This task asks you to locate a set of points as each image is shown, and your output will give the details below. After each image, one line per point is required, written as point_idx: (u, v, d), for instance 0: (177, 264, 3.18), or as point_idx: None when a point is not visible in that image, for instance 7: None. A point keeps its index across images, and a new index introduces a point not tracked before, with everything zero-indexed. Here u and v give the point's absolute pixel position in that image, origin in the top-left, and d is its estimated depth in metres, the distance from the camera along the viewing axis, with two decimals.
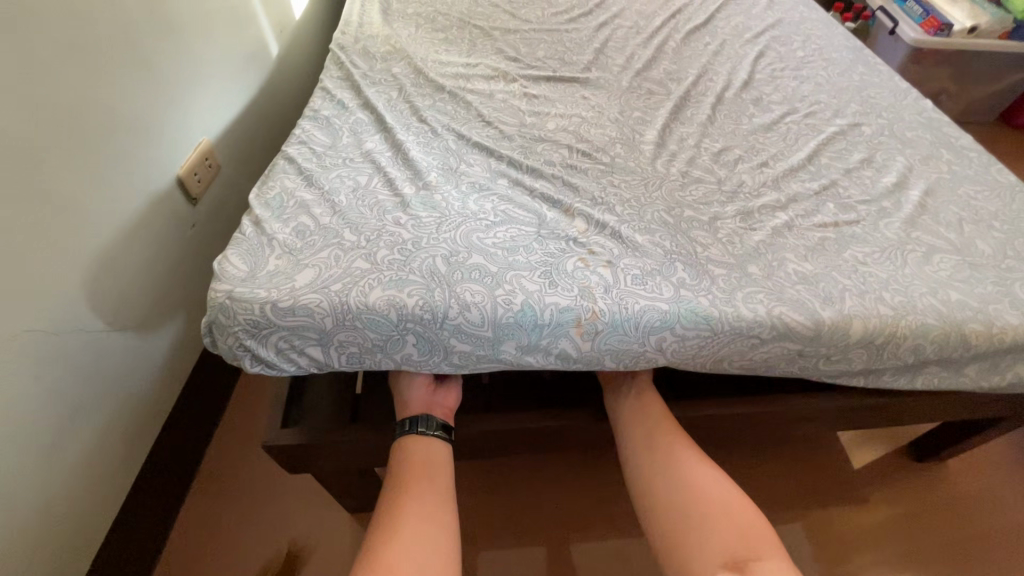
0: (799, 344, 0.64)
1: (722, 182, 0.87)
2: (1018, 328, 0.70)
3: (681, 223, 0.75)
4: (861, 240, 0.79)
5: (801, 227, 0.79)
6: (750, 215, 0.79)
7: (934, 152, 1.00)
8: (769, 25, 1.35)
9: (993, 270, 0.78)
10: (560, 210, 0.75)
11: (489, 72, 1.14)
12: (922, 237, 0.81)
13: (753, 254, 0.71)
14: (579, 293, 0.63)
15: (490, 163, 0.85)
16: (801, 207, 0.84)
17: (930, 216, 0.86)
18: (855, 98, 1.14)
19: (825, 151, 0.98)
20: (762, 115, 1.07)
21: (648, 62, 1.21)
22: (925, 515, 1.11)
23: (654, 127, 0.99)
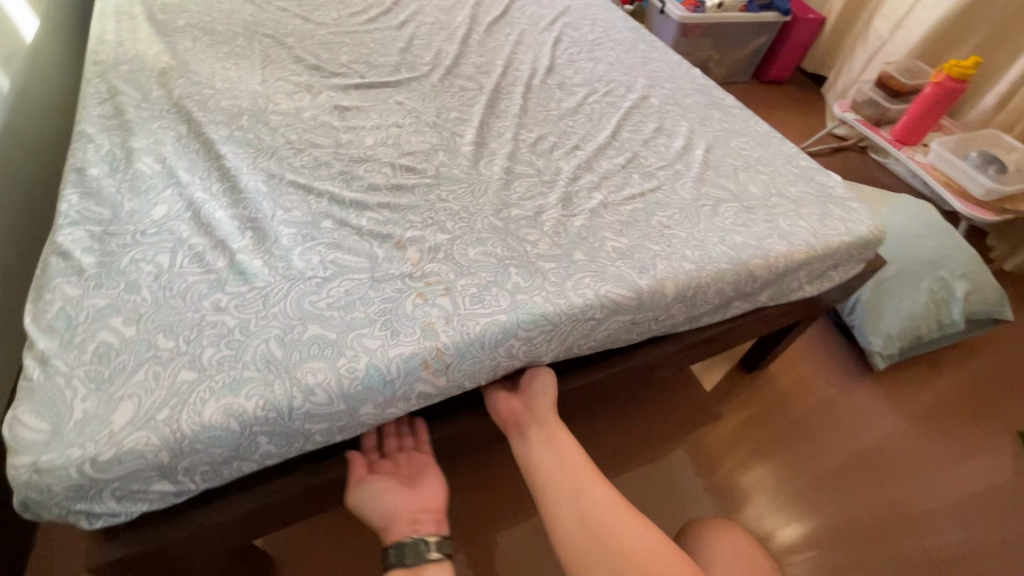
0: (628, 313, 0.72)
1: (541, 171, 0.93)
2: (785, 254, 0.87)
3: (508, 225, 0.78)
4: (664, 204, 0.90)
5: (615, 204, 0.87)
6: (570, 201, 0.86)
7: (708, 114, 1.17)
8: (560, 13, 1.44)
9: (762, 210, 0.95)
10: (392, 245, 0.72)
11: (291, 85, 1.05)
12: (709, 191, 0.96)
13: (577, 240, 0.78)
14: (421, 334, 0.62)
15: (309, 205, 0.79)
16: (613, 182, 0.93)
17: (713, 171, 1.02)
18: (642, 73, 1.27)
19: (625, 126, 1.09)
20: (567, 99, 1.14)
21: (456, 57, 1.22)
22: (768, 411, 1.34)
23: (472, 125, 1.01)
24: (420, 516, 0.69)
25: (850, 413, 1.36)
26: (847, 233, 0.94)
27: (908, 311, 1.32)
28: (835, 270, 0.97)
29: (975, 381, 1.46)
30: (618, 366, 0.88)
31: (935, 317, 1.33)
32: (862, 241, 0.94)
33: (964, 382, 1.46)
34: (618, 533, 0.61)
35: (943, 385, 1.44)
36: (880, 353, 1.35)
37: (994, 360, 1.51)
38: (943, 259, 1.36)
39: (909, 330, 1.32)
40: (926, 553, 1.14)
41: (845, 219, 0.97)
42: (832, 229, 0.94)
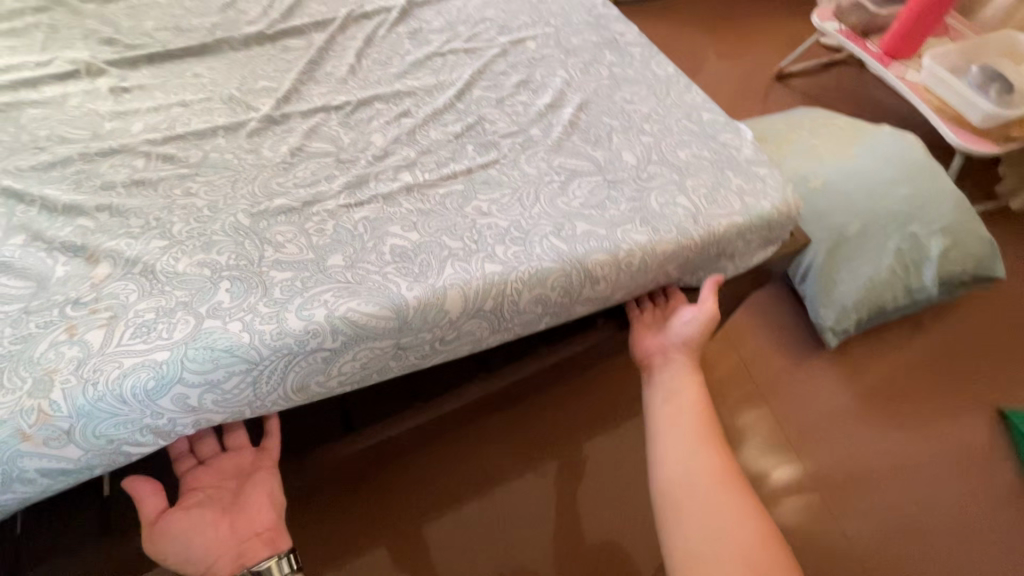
0: (385, 339, 0.56)
1: (344, 147, 0.71)
2: (645, 246, 0.67)
3: (257, 221, 0.59)
4: (494, 184, 0.70)
5: (423, 186, 0.67)
6: (360, 185, 0.66)
7: (596, 57, 0.93)
8: None
9: (632, 181, 0.73)
10: (81, 261, 0.54)
11: (68, 66, 0.87)
12: (565, 163, 0.74)
13: (348, 238, 0.59)
14: (28, 388, 0.46)
15: (9, 217, 0.58)
16: (432, 159, 0.72)
17: (579, 133, 0.79)
18: (524, 7, 1.02)
19: (480, 80, 0.86)
20: (416, 50, 0.91)
21: (291, 8, 1.00)
22: (750, 364, 1.18)
23: (277, 95, 0.80)
24: (245, 548, 0.59)
25: (808, 385, 1.16)
26: (743, 213, 0.72)
27: (867, 276, 1.11)
28: (730, 262, 0.76)
29: (950, 343, 1.25)
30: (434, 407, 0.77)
31: (901, 282, 1.12)
32: (761, 221, 0.73)
33: (936, 346, 1.25)
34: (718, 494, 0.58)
35: (916, 348, 1.24)
36: (832, 331, 1.13)
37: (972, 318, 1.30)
38: (916, 211, 1.13)
39: (866, 302, 1.11)
40: (922, 512, 1.03)
41: (743, 190, 0.75)
42: (720, 207, 0.73)
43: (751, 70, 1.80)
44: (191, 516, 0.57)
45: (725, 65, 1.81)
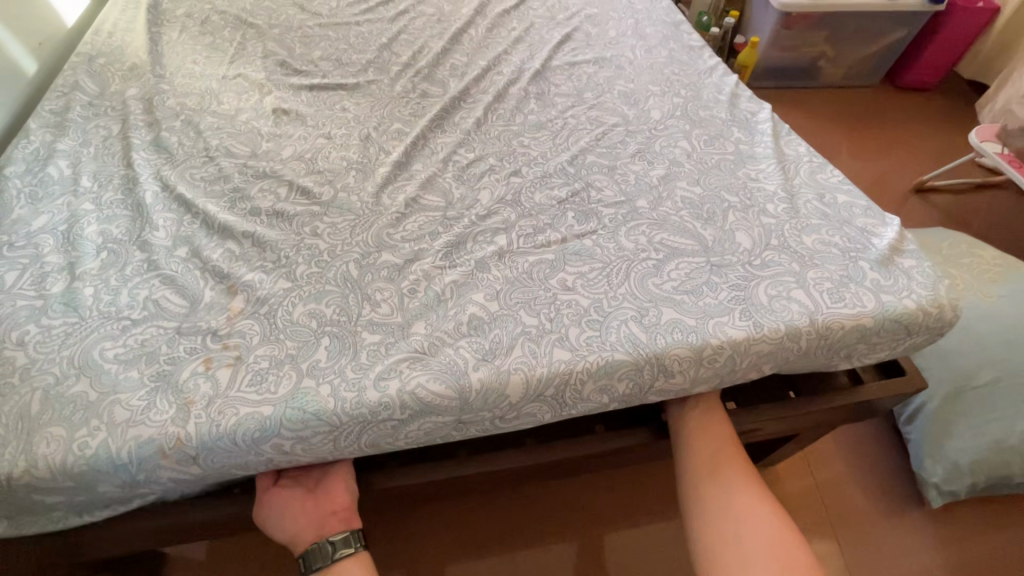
0: (448, 416, 0.58)
1: (451, 205, 0.77)
2: (738, 343, 0.62)
3: (364, 275, 0.67)
4: (585, 256, 0.69)
5: (516, 253, 0.70)
6: (459, 244, 0.70)
7: (724, 133, 0.87)
8: (587, 3, 1.23)
9: (740, 269, 0.68)
10: (224, 287, 0.65)
11: (244, 84, 1.01)
12: (667, 240, 0.71)
13: (434, 303, 0.64)
14: (171, 416, 0.54)
15: (179, 226, 0.74)
16: (532, 224, 0.74)
17: (691, 209, 0.75)
18: (656, 77, 1.01)
19: (596, 148, 0.86)
20: (540, 112, 0.95)
21: (436, 56, 1.08)
22: (834, 490, 1.06)
23: (406, 141, 0.88)
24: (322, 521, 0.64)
25: (895, 534, 1.02)
26: (875, 314, 0.64)
27: (993, 437, 0.96)
28: (837, 363, 0.69)
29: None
30: (469, 468, 0.71)
31: None
32: (895, 323, 0.65)
33: None
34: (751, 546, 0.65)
35: None
36: (937, 488, 0.98)
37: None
38: None
39: (988, 467, 0.96)
40: None
41: (878, 287, 0.67)
42: (844, 305, 0.65)
43: (889, 179, 1.70)
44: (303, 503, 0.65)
45: (859, 171, 1.72)
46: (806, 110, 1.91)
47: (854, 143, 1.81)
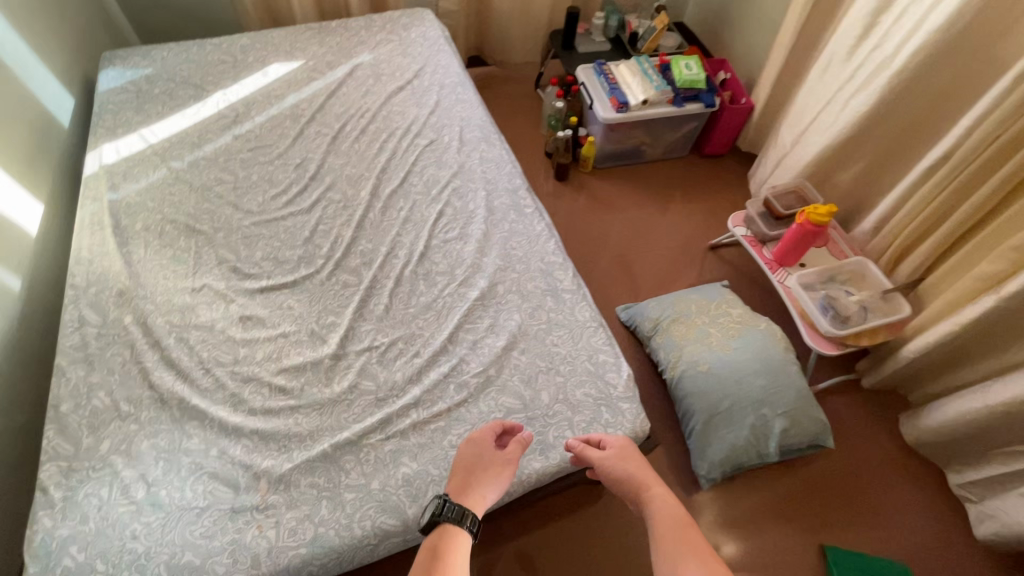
0: (397, 535, 1.08)
1: (379, 387, 1.26)
2: (539, 470, 1.16)
3: (335, 450, 1.16)
4: (461, 420, 1.22)
5: (422, 423, 1.21)
6: (388, 420, 1.21)
7: (541, 302, 1.42)
8: (452, 175, 1.71)
9: (540, 419, 1.23)
10: (251, 474, 1.12)
11: (210, 294, 1.40)
12: (504, 401, 1.25)
13: (380, 467, 1.15)
14: (249, 563, 1.02)
15: (205, 430, 1.18)
16: (430, 398, 1.25)
17: (519, 374, 1.29)
18: (501, 250, 1.52)
19: (464, 324, 1.37)
20: (426, 292, 1.44)
21: (348, 245, 1.52)
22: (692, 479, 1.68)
23: (340, 331, 1.35)
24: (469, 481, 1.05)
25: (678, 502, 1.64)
26: None
27: (730, 442, 1.59)
28: (599, 462, 1.23)
29: (790, 492, 1.68)
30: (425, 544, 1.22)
31: (754, 447, 1.58)
32: None
33: (778, 493, 1.67)
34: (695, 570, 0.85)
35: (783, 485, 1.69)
36: (705, 476, 1.60)
37: (818, 476, 1.71)
38: (768, 399, 1.61)
39: (729, 460, 1.58)
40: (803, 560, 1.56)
41: (608, 422, 1.23)
42: (590, 437, 1.20)
43: (680, 244, 2.32)
44: (485, 456, 1.08)
45: (661, 238, 2.34)
46: (628, 186, 2.50)
47: (660, 214, 2.42)
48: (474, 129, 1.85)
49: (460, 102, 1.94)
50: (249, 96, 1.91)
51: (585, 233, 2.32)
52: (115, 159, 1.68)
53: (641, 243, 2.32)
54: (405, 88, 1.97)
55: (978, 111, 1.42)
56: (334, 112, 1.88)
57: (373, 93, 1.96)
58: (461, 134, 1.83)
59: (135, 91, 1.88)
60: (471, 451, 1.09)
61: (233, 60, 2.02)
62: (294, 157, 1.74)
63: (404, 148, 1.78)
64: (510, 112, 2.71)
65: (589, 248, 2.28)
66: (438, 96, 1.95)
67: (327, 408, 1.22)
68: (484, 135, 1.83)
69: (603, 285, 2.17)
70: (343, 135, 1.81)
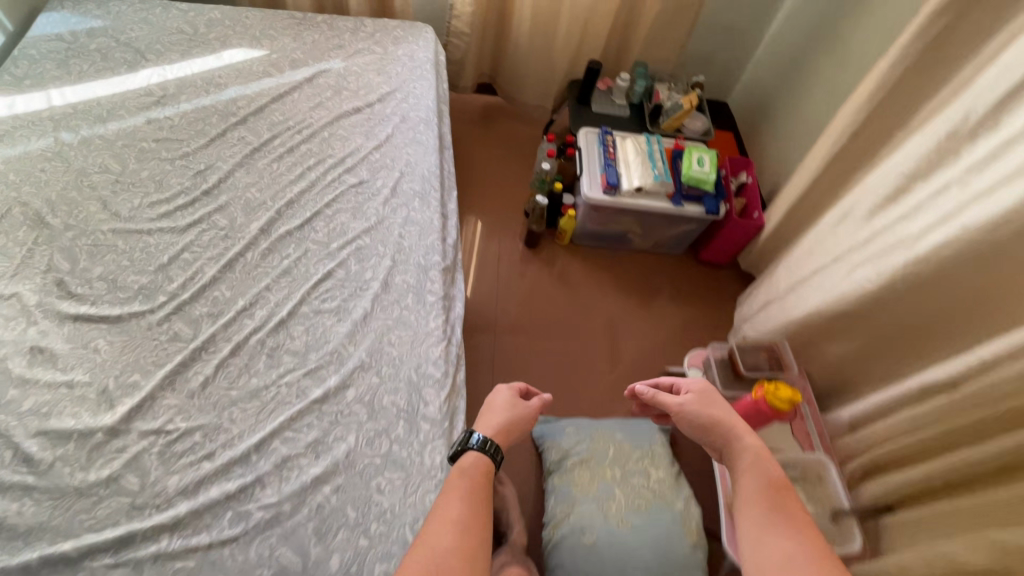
0: None
1: (141, 490, 1.01)
2: None
3: (42, 566, 0.91)
4: (215, 566, 0.95)
5: (166, 557, 0.95)
6: (127, 541, 0.95)
7: (389, 427, 1.15)
8: (364, 230, 1.44)
9: None
10: None
11: (15, 308, 1.17)
12: (281, 554, 0.98)
13: None
14: None
15: None
16: (194, 523, 0.99)
17: (317, 521, 1.02)
18: (374, 342, 1.26)
19: (285, 430, 1.11)
20: (263, 374, 1.18)
21: (202, 287, 1.27)
22: None
23: (134, 398, 1.10)
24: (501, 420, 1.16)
25: None
26: None
27: None
28: None
29: None
30: None
31: None
32: None
33: None
34: (784, 539, 0.88)
35: None
36: None
37: None
38: None
39: None
40: None
41: None
42: None
43: (621, 353, 1.99)
44: (512, 408, 1.19)
45: (601, 341, 2.00)
46: (585, 271, 2.18)
47: (612, 311, 2.09)
48: (414, 180, 1.59)
49: (414, 145, 1.68)
50: (187, 78, 1.68)
51: (518, 318, 2.01)
52: (7, 114, 1.47)
53: (578, 342, 1.99)
54: (361, 111, 1.72)
55: (1001, 343, 1.07)
56: (269, 120, 1.64)
57: (323, 107, 1.71)
58: (397, 182, 1.57)
59: (67, 41, 1.67)
60: (491, 406, 1.20)
61: (190, 32, 1.80)
62: (199, 162, 1.50)
63: (325, 183, 1.53)
64: (495, 159, 2.45)
65: (518, 335, 1.97)
66: (393, 131, 1.69)
67: (65, 501, 0.98)
68: (422, 190, 1.56)
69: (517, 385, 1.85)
70: (267, 150, 1.57)
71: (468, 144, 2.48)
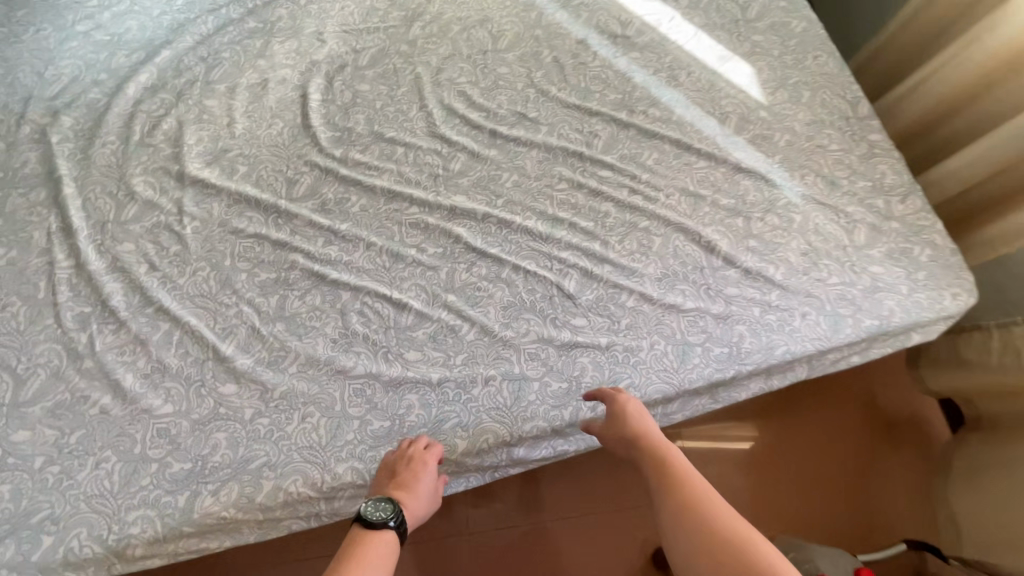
0: None
1: (120, 223, 1.03)
2: None
3: (55, 180, 1.05)
4: (34, 316, 0.96)
5: (51, 271, 0.99)
6: (68, 234, 1.02)
7: (181, 449, 0.89)
8: (482, 325, 1.02)
9: None
10: (62, 108, 1.11)
11: (309, 50, 1.23)
12: (35, 376, 0.92)
13: (17, 225, 1.01)
14: None
15: (129, 66, 1.16)
16: (81, 282, 0.99)
17: (69, 400, 0.91)
18: (304, 393, 0.95)
19: (179, 328, 0.97)
20: (251, 281, 1.02)
21: (358, 183, 1.12)
22: None
23: (215, 178, 1.08)
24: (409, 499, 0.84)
25: None
26: None
27: None
28: None
29: None
30: None
31: None
32: None
33: None
34: (757, 548, 0.71)
35: None
36: None
37: None
38: None
39: None
40: None
41: None
42: None
43: None
44: (426, 474, 0.87)
45: None
46: None
47: None
48: (596, 369, 1.01)
49: (672, 347, 1.03)
50: (663, 46, 1.32)
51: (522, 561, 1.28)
52: None
53: None
54: (705, 252, 1.11)
55: None
56: (635, 151, 1.20)
57: (688, 203, 1.16)
58: (581, 345, 1.02)
59: None
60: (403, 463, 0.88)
61: (741, 16, 1.36)
62: (536, 108, 1.23)
63: (550, 250, 1.10)
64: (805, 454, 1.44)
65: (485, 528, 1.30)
66: (685, 308, 1.06)
67: (112, 169, 1.07)
68: (579, 383, 1.00)
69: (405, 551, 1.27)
70: (584, 166, 1.18)
71: (816, 403, 1.48)
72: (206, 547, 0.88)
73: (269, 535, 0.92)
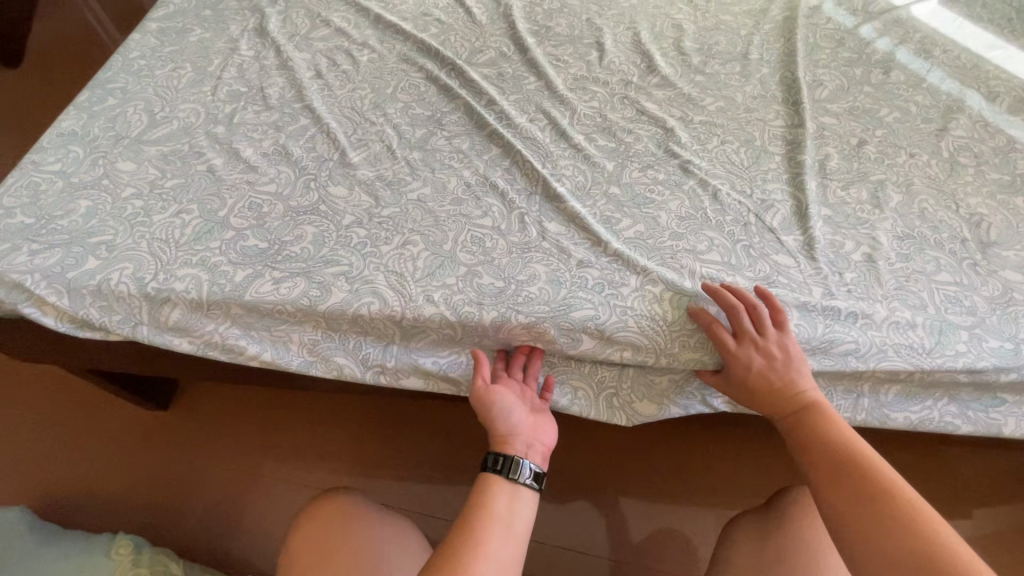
0: (155, 13, 1.05)
1: (306, 40, 1.01)
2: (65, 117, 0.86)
3: None
4: (193, 83, 0.93)
5: (228, 55, 0.97)
6: (257, 35, 1.01)
7: (265, 227, 0.75)
8: (648, 223, 0.79)
9: (106, 147, 0.83)
10: None
11: None
12: (169, 124, 0.86)
13: (219, 19, 1.04)
14: None
15: None
16: (248, 69, 0.95)
17: (185, 152, 0.83)
18: (417, 221, 0.77)
19: (318, 127, 0.87)
20: (404, 111, 0.91)
21: (543, 66, 1.00)
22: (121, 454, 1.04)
23: (406, 28, 1.03)
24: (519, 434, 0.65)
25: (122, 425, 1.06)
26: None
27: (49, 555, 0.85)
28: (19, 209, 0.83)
29: None
30: None
31: None
32: None
33: None
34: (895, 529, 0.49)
35: None
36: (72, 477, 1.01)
37: None
38: None
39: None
40: None
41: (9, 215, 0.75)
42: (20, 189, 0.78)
43: None
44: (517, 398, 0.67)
45: None
46: None
47: None
48: (795, 316, 0.71)
49: (919, 321, 0.71)
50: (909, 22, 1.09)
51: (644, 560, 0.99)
52: None
53: None
54: (975, 231, 0.80)
55: None
56: (880, 114, 0.95)
57: (950, 177, 0.86)
58: (780, 287, 0.73)
59: None
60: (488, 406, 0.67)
61: None
62: (758, 54, 1.05)
63: (753, 177, 0.85)
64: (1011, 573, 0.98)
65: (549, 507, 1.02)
66: (940, 286, 0.74)
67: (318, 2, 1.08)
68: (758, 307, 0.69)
69: (434, 486, 1.01)
70: (810, 113, 0.95)
71: None
72: (244, 346, 0.71)
73: (316, 368, 0.72)
